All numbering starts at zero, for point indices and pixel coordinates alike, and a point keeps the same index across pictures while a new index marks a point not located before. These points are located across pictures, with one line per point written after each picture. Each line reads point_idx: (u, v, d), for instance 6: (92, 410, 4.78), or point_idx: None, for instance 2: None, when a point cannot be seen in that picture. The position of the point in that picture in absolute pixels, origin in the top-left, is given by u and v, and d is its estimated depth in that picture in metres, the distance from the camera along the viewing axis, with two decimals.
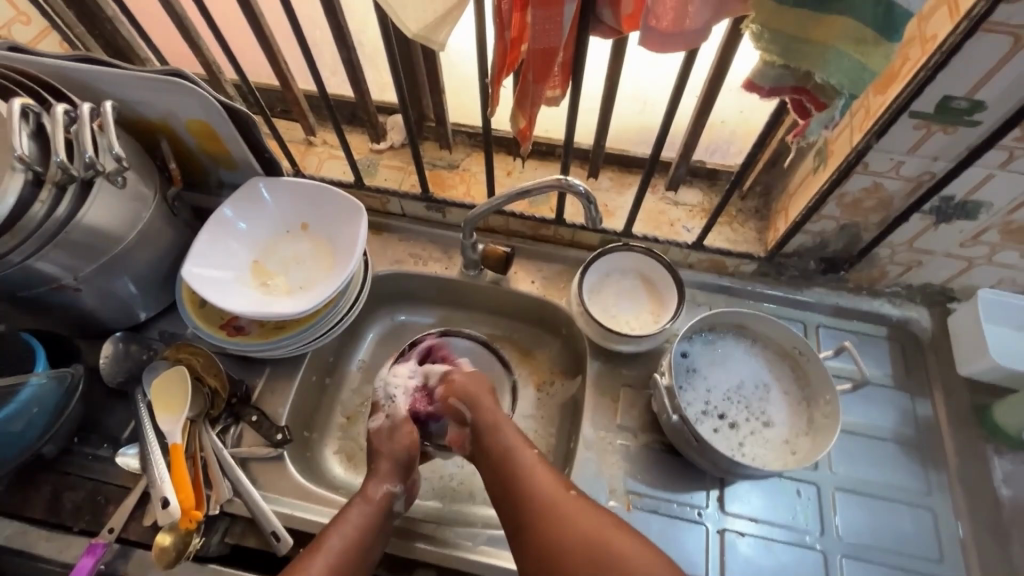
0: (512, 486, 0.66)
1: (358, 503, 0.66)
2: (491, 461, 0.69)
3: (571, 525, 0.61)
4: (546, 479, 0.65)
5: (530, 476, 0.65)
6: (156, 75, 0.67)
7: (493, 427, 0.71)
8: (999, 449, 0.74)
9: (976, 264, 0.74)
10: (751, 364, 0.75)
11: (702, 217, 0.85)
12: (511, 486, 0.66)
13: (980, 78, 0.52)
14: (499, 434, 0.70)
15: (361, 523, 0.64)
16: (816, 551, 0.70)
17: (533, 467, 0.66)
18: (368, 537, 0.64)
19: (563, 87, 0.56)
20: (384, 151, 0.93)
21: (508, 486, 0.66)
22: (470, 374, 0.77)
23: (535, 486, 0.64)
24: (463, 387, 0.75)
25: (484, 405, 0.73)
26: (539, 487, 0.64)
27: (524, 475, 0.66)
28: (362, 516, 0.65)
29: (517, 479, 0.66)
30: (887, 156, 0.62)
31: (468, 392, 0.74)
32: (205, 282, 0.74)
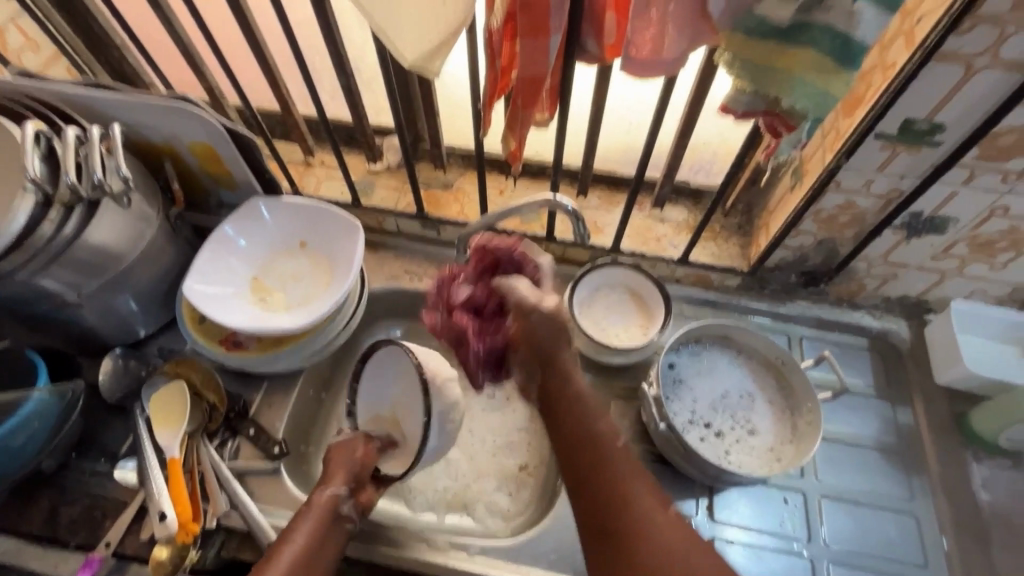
0: (600, 476, 0.55)
1: (305, 515, 0.64)
2: (577, 444, 0.58)
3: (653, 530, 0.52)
4: (636, 478, 0.56)
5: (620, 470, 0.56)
6: (160, 99, 0.70)
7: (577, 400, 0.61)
8: (977, 454, 0.78)
9: (948, 277, 0.78)
10: (736, 374, 0.78)
11: (687, 234, 0.88)
12: (601, 479, 0.55)
13: (937, 102, 0.56)
14: (590, 415, 0.59)
15: (311, 534, 0.62)
16: (804, 557, 0.71)
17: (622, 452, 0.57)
18: (318, 548, 0.62)
19: (551, 110, 0.60)
20: (380, 171, 0.96)
21: (595, 472, 0.56)
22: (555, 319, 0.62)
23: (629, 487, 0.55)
24: (540, 334, 0.62)
25: (565, 362, 0.62)
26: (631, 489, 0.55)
27: (617, 471, 0.56)
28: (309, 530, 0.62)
29: (607, 475, 0.55)
30: (857, 174, 0.66)
31: (547, 342, 0.62)
32: (206, 299, 0.76)
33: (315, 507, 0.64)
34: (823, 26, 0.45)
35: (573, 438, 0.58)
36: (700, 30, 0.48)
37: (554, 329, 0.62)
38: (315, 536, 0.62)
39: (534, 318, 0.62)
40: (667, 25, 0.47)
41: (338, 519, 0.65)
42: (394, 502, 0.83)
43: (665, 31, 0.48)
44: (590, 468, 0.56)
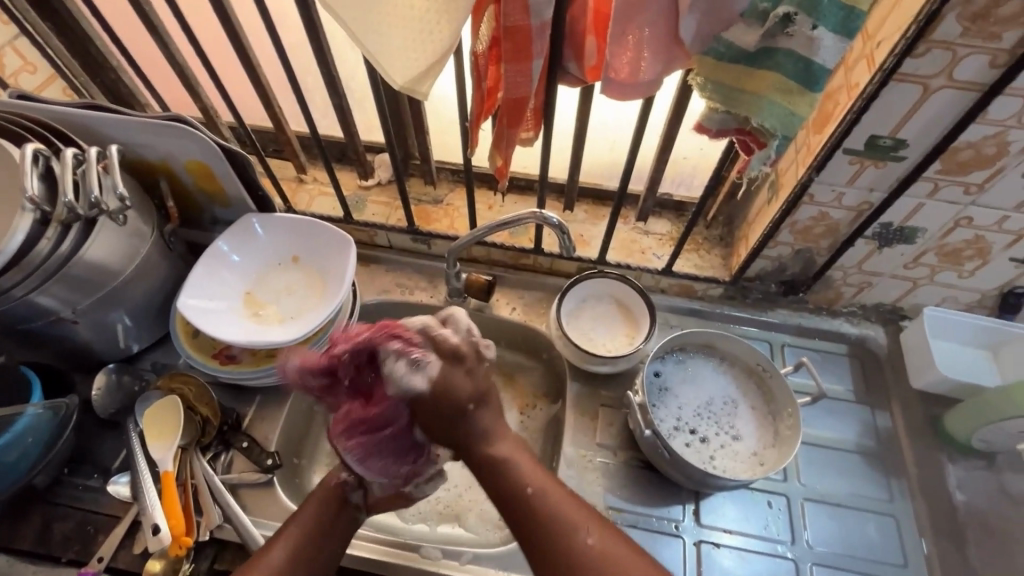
0: (539, 524, 0.54)
1: (308, 501, 0.65)
2: (503, 486, 0.57)
3: (579, 530, 0.53)
4: (566, 498, 0.56)
5: (549, 503, 0.55)
6: (155, 119, 0.72)
7: (498, 461, 0.58)
8: (952, 456, 0.80)
9: (920, 285, 0.81)
10: (720, 381, 0.80)
11: (670, 245, 0.91)
12: (537, 524, 0.54)
13: (898, 121, 0.60)
14: (516, 468, 0.57)
15: (315, 516, 0.64)
16: (788, 559, 0.73)
17: (546, 491, 0.56)
18: (320, 533, 0.63)
19: (535, 129, 0.62)
20: (371, 188, 0.99)
21: (530, 521, 0.55)
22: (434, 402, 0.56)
23: (558, 515, 0.54)
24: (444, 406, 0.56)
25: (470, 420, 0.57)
26: (563, 516, 0.54)
27: (545, 506, 0.55)
28: (309, 515, 0.64)
29: (545, 517, 0.54)
30: (829, 188, 0.69)
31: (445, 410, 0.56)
32: (199, 313, 0.77)
33: (321, 492, 0.65)
34: (786, 52, 0.48)
35: (497, 487, 0.57)
36: (674, 54, 0.51)
37: (449, 407, 0.56)
38: (321, 519, 0.64)
39: (433, 404, 0.55)
40: (643, 50, 0.49)
41: (346, 507, 0.65)
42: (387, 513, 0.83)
43: (641, 55, 0.50)
44: (523, 506, 0.55)
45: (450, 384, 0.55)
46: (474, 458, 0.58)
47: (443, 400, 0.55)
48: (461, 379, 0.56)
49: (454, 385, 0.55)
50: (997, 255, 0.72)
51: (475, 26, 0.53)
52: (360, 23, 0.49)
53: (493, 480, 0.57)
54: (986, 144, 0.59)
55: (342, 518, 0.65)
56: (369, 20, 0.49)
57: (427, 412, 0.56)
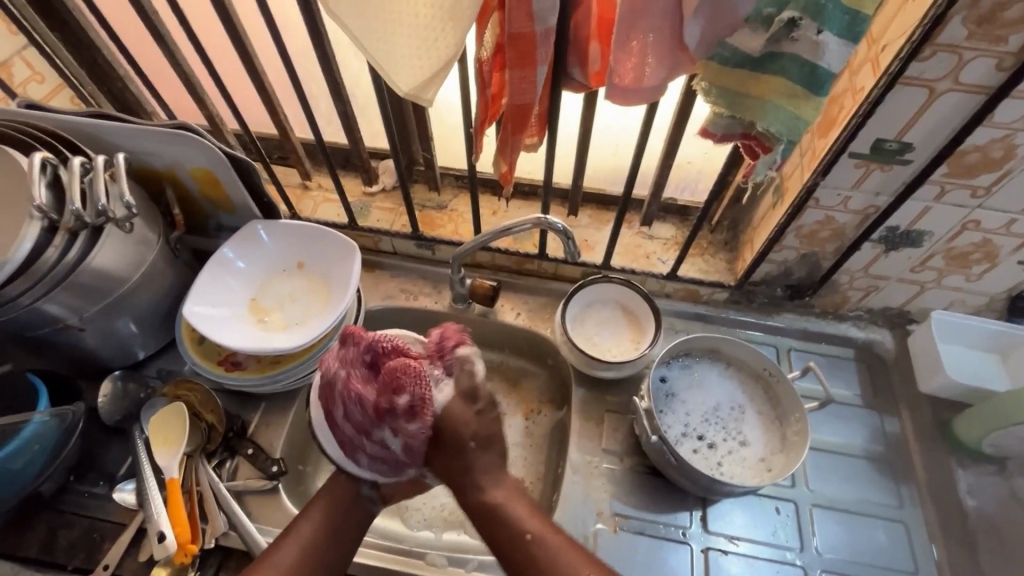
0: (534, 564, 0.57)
1: (317, 500, 0.65)
2: (505, 531, 0.60)
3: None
4: (565, 544, 0.58)
5: (547, 549, 0.58)
6: (161, 127, 0.73)
7: (497, 508, 0.61)
8: (962, 461, 0.79)
9: (927, 288, 0.80)
10: (726, 386, 0.80)
11: (675, 250, 0.91)
12: (533, 570, 0.57)
13: (905, 124, 0.60)
14: (514, 514, 0.60)
15: (326, 513, 0.64)
16: (796, 566, 0.72)
17: (546, 537, 0.58)
18: (330, 530, 0.64)
19: (540, 135, 0.62)
20: (376, 194, 0.99)
21: (527, 566, 0.58)
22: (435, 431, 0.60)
23: (557, 559, 0.57)
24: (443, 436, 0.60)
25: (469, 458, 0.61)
26: (561, 560, 0.57)
27: (544, 552, 0.57)
28: (319, 512, 0.64)
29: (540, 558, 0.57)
30: (834, 191, 0.69)
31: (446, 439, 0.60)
32: (205, 320, 0.77)
33: (334, 487, 0.66)
34: (791, 56, 0.48)
35: (496, 531, 0.60)
36: (678, 59, 0.51)
37: (452, 440, 0.60)
38: (332, 516, 0.65)
39: (436, 435, 0.60)
40: (647, 55, 0.49)
41: (359, 503, 0.66)
42: (392, 519, 0.83)
43: (645, 61, 0.50)
44: (521, 551, 0.58)
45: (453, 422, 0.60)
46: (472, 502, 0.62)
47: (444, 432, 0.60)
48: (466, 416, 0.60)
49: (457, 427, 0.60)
50: (1005, 257, 0.71)
51: (479, 33, 0.53)
52: (364, 30, 0.50)
53: (490, 525, 0.61)
54: (993, 147, 0.59)
55: (354, 515, 0.66)
56: (372, 26, 0.50)
57: (431, 443, 0.61)
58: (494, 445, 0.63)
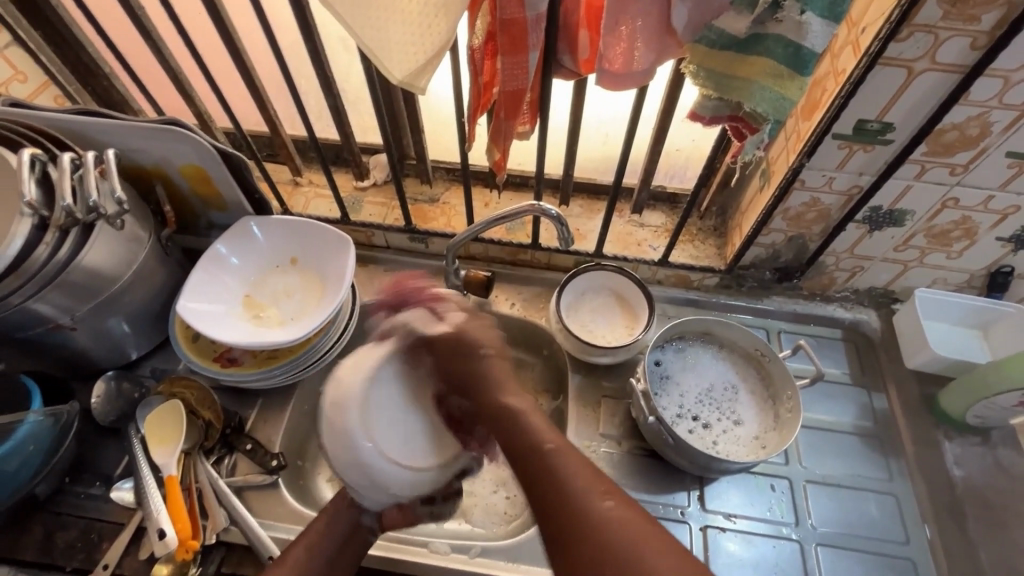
0: (550, 475, 0.52)
1: (326, 516, 0.65)
2: (524, 443, 0.57)
3: (588, 490, 0.49)
4: (583, 470, 0.52)
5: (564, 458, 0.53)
6: (151, 123, 0.73)
7: (514, 414, 0.61)
8: (948, 434, 0.81)
9: (911, 267, 0.83)
10: (720, 367, 0.81)
11: (666, 237, 0.93)
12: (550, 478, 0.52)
13: (885, 105, 0.62)
14: (531, 425, 0.58)
15: (321, 543, 0.63)
16: (793, 541, 0.74)
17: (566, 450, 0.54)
18: (321, 561, 0.62)
19: (531, 122, 0.64)
20: (367, 188, 0.99)
21: (543, 475, 0.53)
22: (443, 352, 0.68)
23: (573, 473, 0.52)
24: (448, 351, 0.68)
25: (479, 366, 0.67)
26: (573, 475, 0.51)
27: (563, 462, 0.53)
28: (324, 524, 0.64)
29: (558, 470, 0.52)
30: (820, 172, 0.70)
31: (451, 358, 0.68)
32: (199, 316, 0.77)
33: (338, 520, 0.64)
34: (775, 36, 0.50)
35: (517, 443, 0.58)
36: (666, 43, 0.52)
37: (460, 356, 0.67)
38: (329, 551, 0.63)
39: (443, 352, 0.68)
40: (636, 40, 0.51)
41: (358, 531, 0.65)
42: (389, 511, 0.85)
43: (634, 45, 0.51)
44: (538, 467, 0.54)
45: (459, 345, 0.68)
46: (494, 404, 0.64)
47: (457, 347, 0.68)
48: (469, 332, 0.70)
49: (472, 357, 0.68)
50: (983, 235, 0.74)
51: (471, 20, 0.54)
52: (358, 19, 0.50)
53: (501, 423, 0.61)
54: (970, 125, 0.61)
55: (352, 543, 0.65)
56: (366, 12, 0.50)
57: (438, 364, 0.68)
58: (496, 364, 0.69)
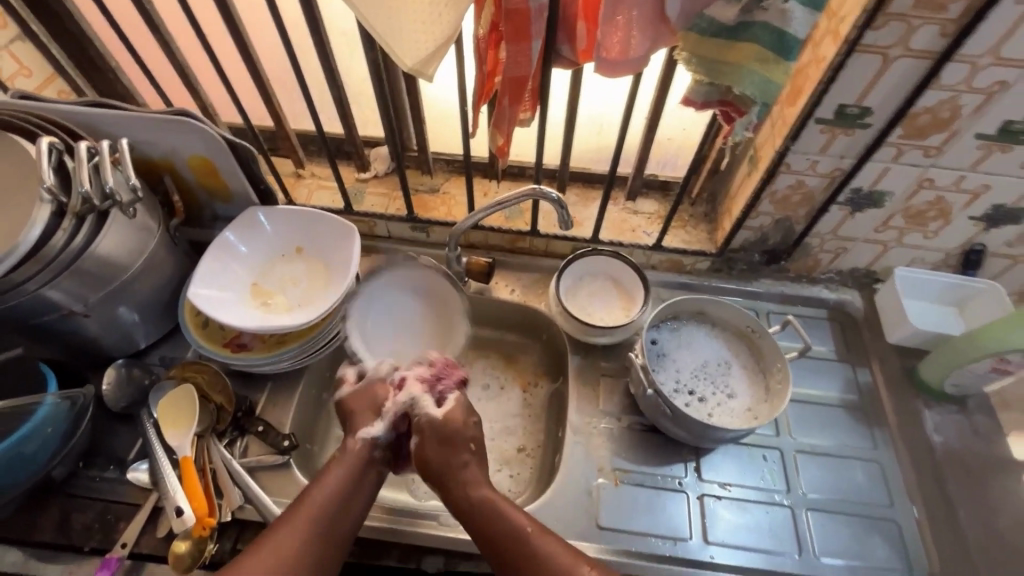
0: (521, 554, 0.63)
1: (336, 466, 0.69)
2: (501, 534, 0.65)
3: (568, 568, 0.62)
4: (557, 548, 0.63)
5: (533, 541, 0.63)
6: (160, 114, 0.75)
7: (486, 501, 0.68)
8: (929, 403, 0.86)
9: (890, 247, 0.87)
10: (713, 345, 0.85)
11: (659, 223, 0.96)
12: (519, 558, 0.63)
13: (863, 90, 0.66)
14: (500, 511, 0.66)
15: (338, 489, 0.67)
16: (785, 506, 0.78)
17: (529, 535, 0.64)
18: (336, 505, 0.66)
19: (532, 110, 0.67)
20: (369, 180, 1.02)
21: (508, 545, 0.64)
22: (433, 446, 0.71)
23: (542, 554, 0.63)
24: (429, 447, 0.71)
25: (456, 463, 0.71)
26: (544, 554, 0.63)
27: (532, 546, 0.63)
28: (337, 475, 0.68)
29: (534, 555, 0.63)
30: (804, 156, 0.75)
31: (432, 457, 0.71)
32: (210, 302, 0.79)
33: (350, 457, 0.70)
34: (762, 24, 0.53)
35: (485, 530, 0.66)
36: (659, 32, 0.55)
37: (448, 443, 0.71)
38: (347, 485, 0.67)
39: (429, 443, 0.71)
40: (632, 28, 0.54)
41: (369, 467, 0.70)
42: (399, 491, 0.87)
43: (630, 33, 0.54)
44: (507, 540, 0.64)
45: (449, 430, 0.72)
46: (460, 498, 0.69)
47: (450, 434, 0.72)
48: (455, 430, 0.72)
49: (456, 449, 0.72)
50: (957, 214, 0.79)
51: (477, 11, 0.57)
52: (372, 10, 0.53)
53: (473, 517, 0.67)
54: (942, 108, 0.66)
55: (365, 482, 0.69)
56: (379, 4, 0.53)
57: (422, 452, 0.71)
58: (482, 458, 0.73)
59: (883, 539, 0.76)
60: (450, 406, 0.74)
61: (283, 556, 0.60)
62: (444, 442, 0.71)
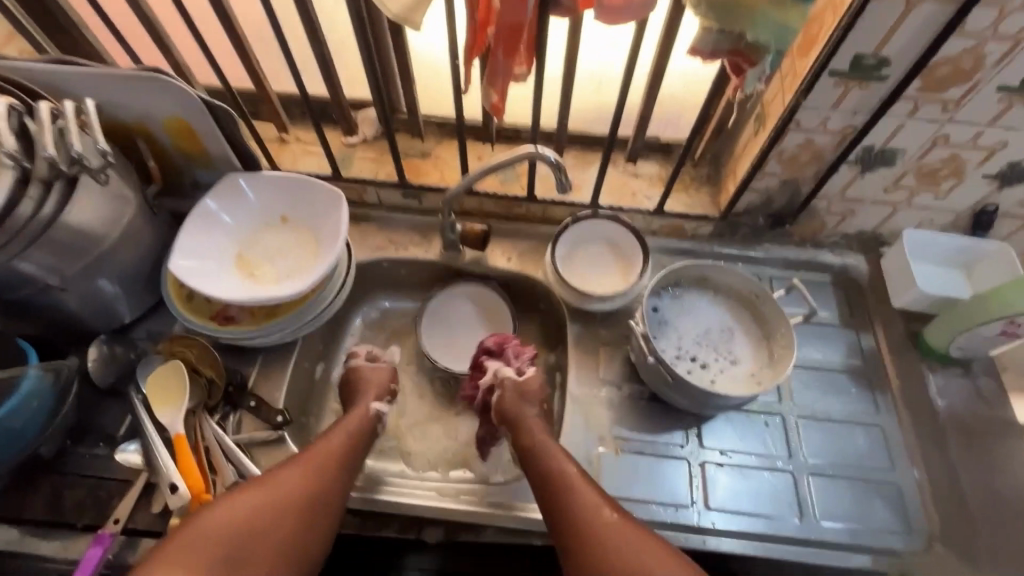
0: (559, 498, 0.67)
1: (343, 423, 0.76)
2: (546, 474, 0.69)
3: (599, 511, 0.66)
4: (592, 497, 0.67)
5: (572, 492, 0.67)
6: (130, 71, 0.70)
7: (532, 450, 0.72)
8: (933, 367, 0.85)
9: (899, 209, 0.84)
10: (715, 310, 0.83)
11: (660, 186, 0.93)
12: (557, 499, 0.67)
13: (883, 38, 0.62)
14: (549, 456, 0.71)
15: (343, 443, 0.73)
16: (786, 472, 0.77)
17: (566, 485, 0.68)
18: (337, 458, 0.71)
19: (529, 64, 0.61)
20: (357, 144, 0.97)
21: (552, 489, 0.68)
22: (516, 396, 0.79)
23: (578, 501, 0.66)
24: (506, 404, 0.78)
25: (527, 416, 0.77)
26: (581, 501, 0.66)
27: (569, 494, 0.67)
28: (344, 433, 0.74)
29: (569, 497, 0.67)
30: (814, 113, 0.71)
31: (510, 412, 0.77)
32: (194, 274, 0.76)
33: (352, 419, 0.76)
34: None
35: (537, 471, 0.70)
36: None
37: (520, 394, 0.79)
38: (347, 442, 0.74)
39: (511, 398, 0.79)
40: None
41: (372, 430, 0.78)
42: (397, 462, 0.86)
43: None
44: (549, 481, 0.69)
45: (525, 389, 0.79)
46: (521, 441, 0.74)
47: (525, 391, 0.79)
48: (531, 389, 0.80)
49: (527, 402, 0.79)
50: (971, 172, 0.76)
51: None
52: None
53: (530, 457, 0.72)
54: (964, 57, 0.62)
55: (365, 441, 0.76)
56: None
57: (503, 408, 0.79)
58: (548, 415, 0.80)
59: (883, 502, 0.76)
60: (530, 375, 0.81)
61: (281, 496, 0.66)
62: (521, 393, 0.79)
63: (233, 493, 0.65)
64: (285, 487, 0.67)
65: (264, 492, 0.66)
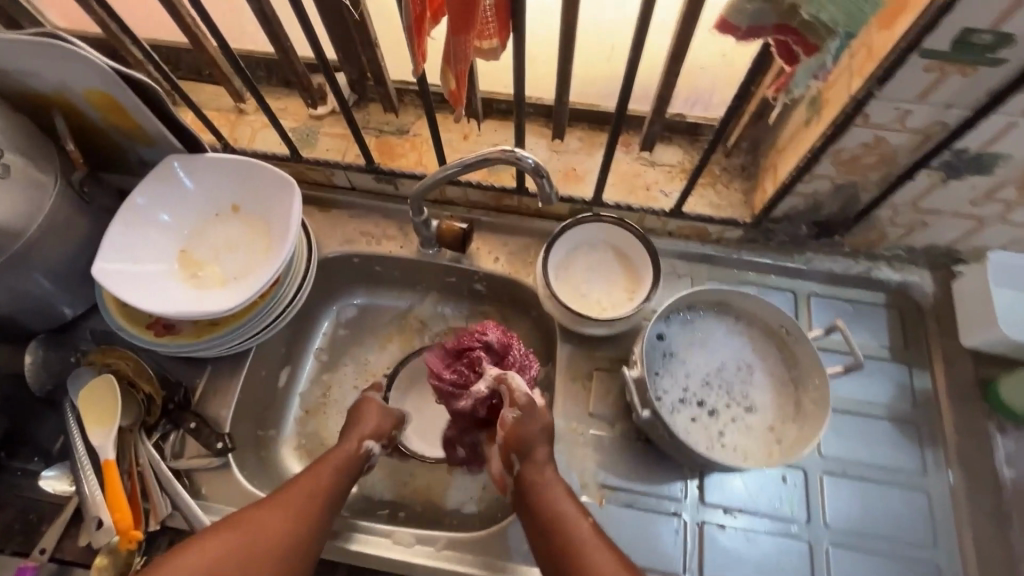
0: (565, 555, 0.56)
1: (331, 454, 0.66)
2: (552, 520, 0.58)
3: None
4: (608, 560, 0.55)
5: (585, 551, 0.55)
6: (23, 37, 0.57)
7: (539, 490, 0.60)
8: (1002, 426, 0.69)
9: (987, 224, 0.66)
10: (734, 343, 0.69)
11: (681, 178, 0.76)
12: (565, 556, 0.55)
13: (1010, 5, 0.43)
14: (555, 500, 0.59)
15: (331, 478, 0.63)
16: (802, 540, 0.65)
17: (576, 542, 0.56)
18: (325, 497, 0.62)
19: (501, 38, 0.47)
20: (324, 117, 0.83)
21: (562, 544, 0.56)
22: (534, 416, 0.63)
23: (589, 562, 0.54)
24: (523, 425, 0.62)
25: (538, 447, 0.62)
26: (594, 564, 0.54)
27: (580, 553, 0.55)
28: (335, 464, 0.65)
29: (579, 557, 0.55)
30: (891, 105, 0.53)
31: (526, 434, 0.62)
32: (122, 280, 0.66)
33: (344, 447, 0.67)
34: None
35: (542, 518, 0.58)
36: None
37: (539, 414, 0.64)
38: (335, 476, 0.64)
39: (528, 418, 0.63)
40: None
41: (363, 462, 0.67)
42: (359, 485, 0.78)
43: None
44: (555, 533, 0.57)
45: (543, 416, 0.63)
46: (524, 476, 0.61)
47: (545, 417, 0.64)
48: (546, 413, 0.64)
49: (543, 426, 0.63)
50: None
51: None
52: None
53: (529, 494, 0.60)
54: None
55: (353, 473, 0.66)
56: None
57: (520, 428, 0.62)
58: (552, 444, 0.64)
59: None
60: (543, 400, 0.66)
61: (258, 540, 0.56)
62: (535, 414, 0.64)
63: (204, 536, 0.56)
64: (263, 528, 0.57)
65: (236, 536, 0.56)
